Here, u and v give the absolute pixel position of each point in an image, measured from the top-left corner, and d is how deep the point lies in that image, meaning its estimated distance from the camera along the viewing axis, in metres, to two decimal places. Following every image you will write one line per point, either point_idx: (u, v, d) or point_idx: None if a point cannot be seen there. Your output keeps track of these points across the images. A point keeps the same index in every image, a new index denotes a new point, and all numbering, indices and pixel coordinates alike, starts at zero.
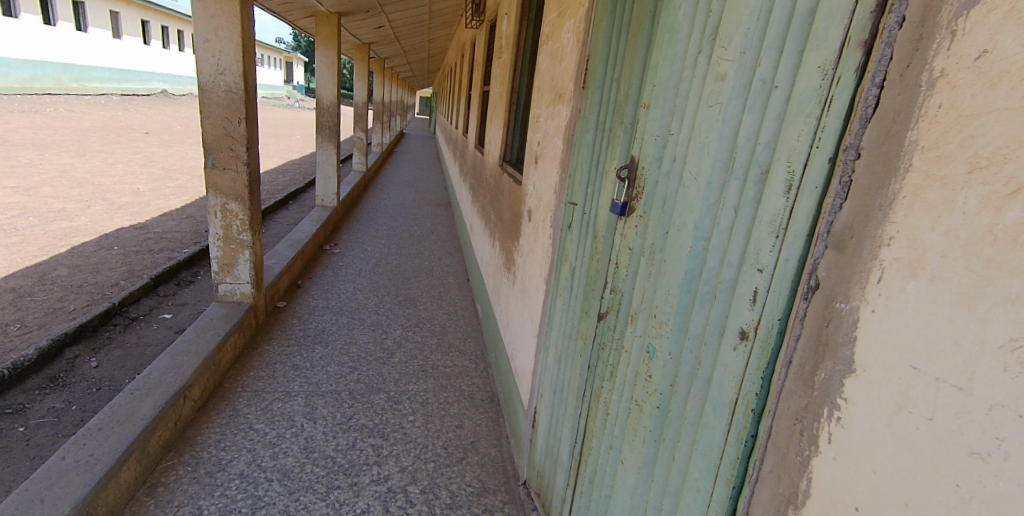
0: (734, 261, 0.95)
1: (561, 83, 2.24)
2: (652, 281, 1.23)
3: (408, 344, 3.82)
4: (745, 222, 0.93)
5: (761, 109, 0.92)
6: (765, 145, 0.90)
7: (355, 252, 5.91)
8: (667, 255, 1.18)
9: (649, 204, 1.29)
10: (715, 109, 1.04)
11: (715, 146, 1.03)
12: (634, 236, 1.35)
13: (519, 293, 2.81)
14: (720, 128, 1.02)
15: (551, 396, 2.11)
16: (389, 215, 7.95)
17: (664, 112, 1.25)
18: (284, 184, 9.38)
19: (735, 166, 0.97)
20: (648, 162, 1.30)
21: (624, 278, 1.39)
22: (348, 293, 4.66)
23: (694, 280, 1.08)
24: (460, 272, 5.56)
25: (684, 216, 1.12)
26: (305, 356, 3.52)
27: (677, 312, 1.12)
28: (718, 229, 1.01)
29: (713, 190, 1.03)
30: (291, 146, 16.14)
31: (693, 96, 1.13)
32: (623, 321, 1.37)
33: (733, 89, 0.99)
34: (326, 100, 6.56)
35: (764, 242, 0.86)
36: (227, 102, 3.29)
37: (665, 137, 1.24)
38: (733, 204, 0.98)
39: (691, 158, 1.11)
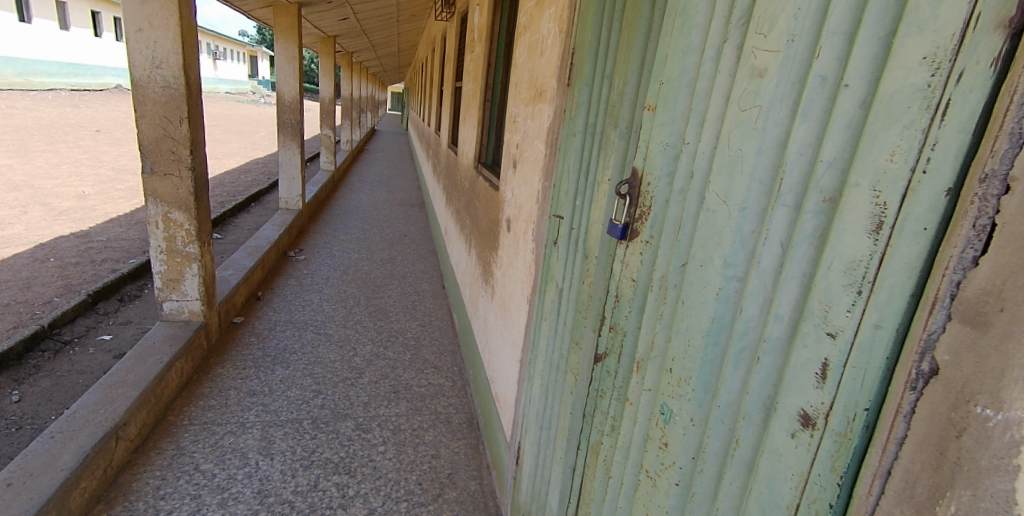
0: (786, 315, 0.73)
1: (541, 78, 1.99)
2: (667, 325, 1.00)
3: (379, 362, 3.53)
4: (802, 265, 0.71)
5: (822, 113, 0.69)
6: (828, 163, 0.68)
7: (322, 258, 5.56)
8: (685, 294, 0.95)
9: (659, 228, 1.06)
10: (751, 113, 0.81)
11: (752, 161, 0.80)
12: (639, 266, 1.11)
13: (498, 309, 2.57)
14: (759, 137, 0.79)
15: (538, 433, 1.88)
16: (359, 217, 7.59)
17: (676, 116, 1.02)
18: (246, 185, 8.90)
19: (782, 189, 0.75)
20: (656, 176, 1.07)
21: (627, 314, 1.15)
22: (313, 305, 4.33)
23: (724, 330, 0.85)
24: (435, 278, 5.28)
25: (708, 248, 0.89)
26: (262, 379, 3.18)
27: (700, 369, 0.89)
28: (757, 270, 0.79)
29: (749, 218, 0.81)
30: (256, 144, 15.49)
31: (717, 96, 0.90)
32: (628, 368, 1.14)
33: (777, 86, 0.76)
34: (287, 96, 6.16)
35: (834, 300, 0.64)
36: (165, 99, 2.93)
37: (679, 147, 1.01)
38: (779, 238, 0.75)
39: (716, 175, 0.88)
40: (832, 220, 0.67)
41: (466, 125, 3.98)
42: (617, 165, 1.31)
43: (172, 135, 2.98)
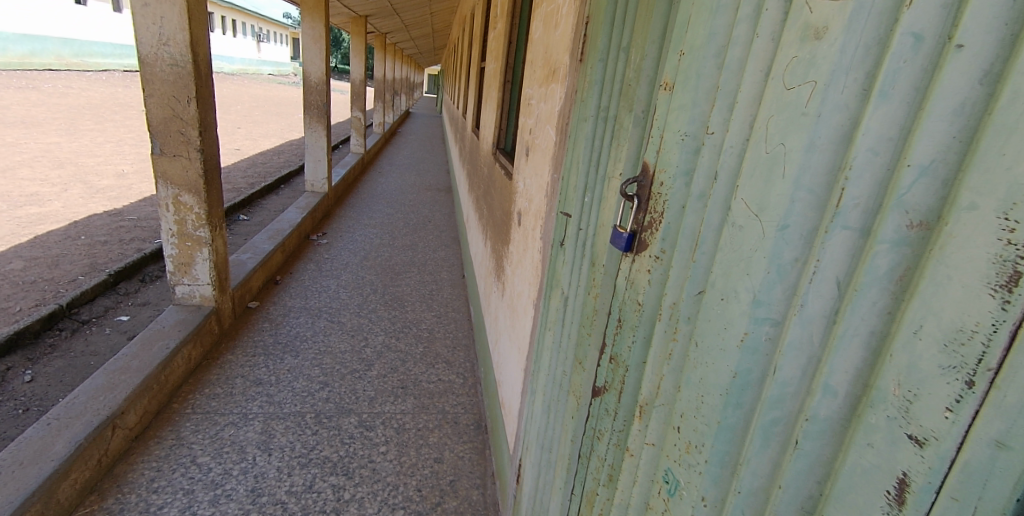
0: (841, 390, 0.51)
1: (555, 55, 1.75)
2: (677, 366, 0.79)
3: (390, 353, 3.37)
4: (870, 321, 0.49)
5: (913, 90, 0.47)
6: (920, 170, 0.45)
7: (344, 242, 5.48)
8: (699, 329, 0.73)
9: (674, 240, 0.83)
10: (802, 91, 0.57)
11: (800, 162, 0.57)
12: (647, 286, 0.89)
13: (508, 309, 2.37)
14: (810, 126, 0.56)
15: (538, 452, 1.68)
16: (385, 200, 7.50)
17: (699, 97, 0.78)
18: (278, 166, 8.95)
19: (844, 203, 0.52)
20: (672, 173, 0.83)
21: (631, 345, 0.94)
22: (329, 291, 4.22)
23: (752, 389, 0.63)
24: (455, 266, 5.12)
25: (731, 277, 0.67)
26: (270, 367, 3.08)
27: (716, 436, 0.67)
28: (800, 318, 0.57)
29: (791, 243, 0.59)
30: (292, 125, 15.66)
31: (753, 69, 0.67)
32: (630, 410, 0.93)
33: (841, 54, 0.53)
34: (314, 77, 6.05)
35: (921, 387, 0.42)
36: (173, 78, 2.83)
37: (700, 138, 0.78)
38: (836, 275, 0.53)
39: (747, 179, 0.65)
40: (923, 256, 0.45)
41: (487, 108, 3.76)
42: (629, 157, 1.08)
43: (180, 115, 2.90)
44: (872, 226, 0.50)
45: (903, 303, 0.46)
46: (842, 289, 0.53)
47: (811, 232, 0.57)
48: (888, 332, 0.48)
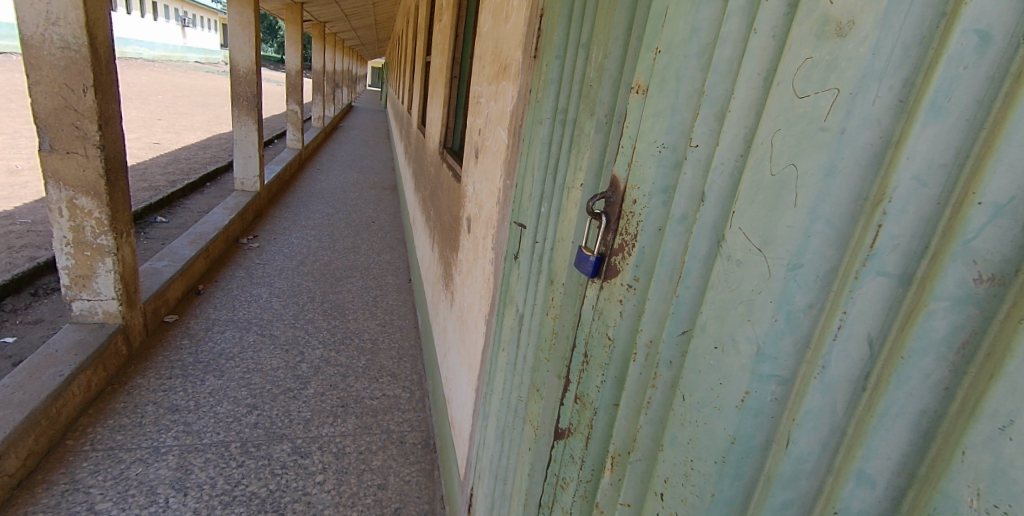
0: (882, 481, 0.41)
1: (506, 51, 1.62)
2: (658, 417, 0.68)
3: (329, 368, 3.11)
4: (922, 398, 0.38)
5: (975, 103, 0.37)
6: (994, 209, 0.35)
7: (278, 245, 5.09)
8: (684, 376, 0.62)
9: (649, 267, 0.72)
10: (820, 100, 0.46)
11: (818, 188, 0.47)
12: (618, 318, 0.77)
13: (457, 321, 2.22)
14: (831, 143, 0.45)
15: (490, 482, 1.54)
16: (324, 200, 7.09)
17: (679, 102, 0.67)
18: (203, 163, 8.28)
19: (879, 243, 0.42)
20: (647, 189, 0.72)
21: (600, 385, 0.81)
22: (261, 300, 3.87)
23: (756, 456, 0.53)
24: (401, 270, 4.87)
25: (727, 323, 0.56)
26: (189, 391, 2.75)
27: (710, 511, 0.57)
28: (820, 382, 0.46)
29: (805, 286, 0.48)
30: (221, 118, 14.63)
31: (750, 73, 0.56)
32: (600, 460, 0.81)
33: (872, 57, 0.43)
34: (242, 66, 5.54)
35: (1017, 501, 0.32)
36: (64, 63, 2.45)
37: (681, 150, 0.67)
38: (867, 332, 0.43)
39: (746, 203, 0.54)
40: (998, 321, 0.35)
41: (433, 105, 3.56)
42: (592, 166, 0.96)
43: (74, 106, 2.52)
44: (916, 272, 0.40)
45: (971, 379, 0.36)
46: (876, 350, 0.43)
47: (829, 273, 0.47)
48: (946, 412, 0.38)
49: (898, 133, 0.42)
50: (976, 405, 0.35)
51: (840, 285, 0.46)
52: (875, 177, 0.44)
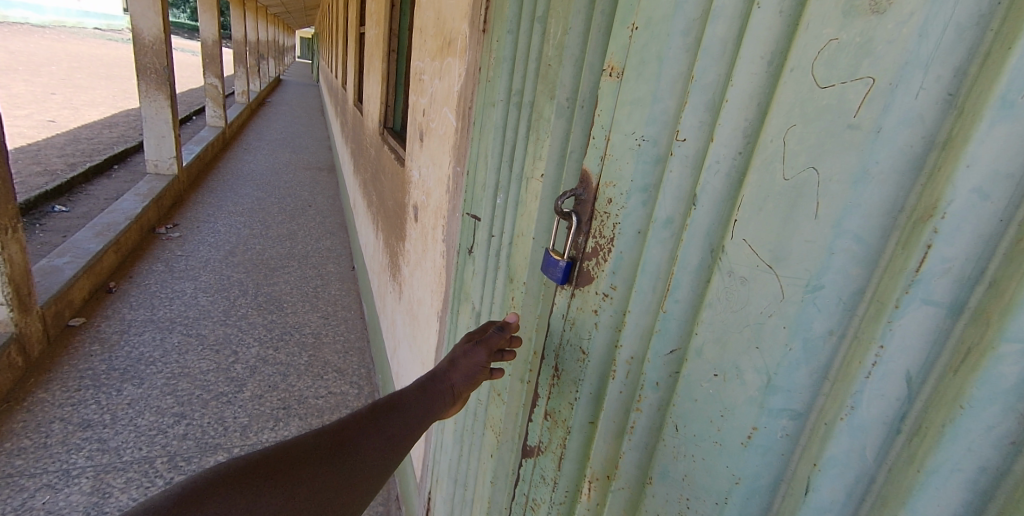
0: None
1: (450, 23, 1.47)
2: (645, 442, 0.61)
3: (266, 368, 2.87)
4: (983, 453, 0.33)
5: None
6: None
7: (202, 234, 4.67)
8: (677, 401, 0.56)
9: (628, 275, 0.64)
10: (849, 92, 0.39)
11: (845, 198, 0.39)
12: (594, 331, 0.69)
13: (406, 315, 2.09)
14: (862, 144, 0.38)
15: (448, 486, 1.45)
16: (253, 182, 6.58)
17: (662, 87, 0.58)
18: (109, 143, 7.44)
19: (926, 267, 0.35)
20: (624, 187, 0.63)
21: (573, 402, 0.74)
22: (185, 295, 3.53)
23: (763, 497, 0.48)
24: (342, 257, 4.61)
25: (729, 349, 0.49)
26: (103, 403, 2.45)
27: None
28: (846, 423, 0.40)
29: (825, 311, 0.42)
30: (128, 92, 13.20)
31: (751, 56, 0.48)
32: (575, 483, 0.75)
33: (919, 40, 0.35)
34: (146, 34, 4.94)
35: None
36: None
37: (664, 143, 0.59)
38: (905, 368, 0.37)
39: (751, 211, 0.47)
40: None
41: (370, 81, 3.31)
42: (553, 156, 0.86)
43: None
44: (969, 302, 0.34)
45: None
46: (915, 389, 0.37)
47: (854, 296, 0.40)
48: (1010, 470, 0.33)
49: (946, 134, 0.35)
50: None
51: (867, 311, 0.40)
52: (914, 186, 0.37)
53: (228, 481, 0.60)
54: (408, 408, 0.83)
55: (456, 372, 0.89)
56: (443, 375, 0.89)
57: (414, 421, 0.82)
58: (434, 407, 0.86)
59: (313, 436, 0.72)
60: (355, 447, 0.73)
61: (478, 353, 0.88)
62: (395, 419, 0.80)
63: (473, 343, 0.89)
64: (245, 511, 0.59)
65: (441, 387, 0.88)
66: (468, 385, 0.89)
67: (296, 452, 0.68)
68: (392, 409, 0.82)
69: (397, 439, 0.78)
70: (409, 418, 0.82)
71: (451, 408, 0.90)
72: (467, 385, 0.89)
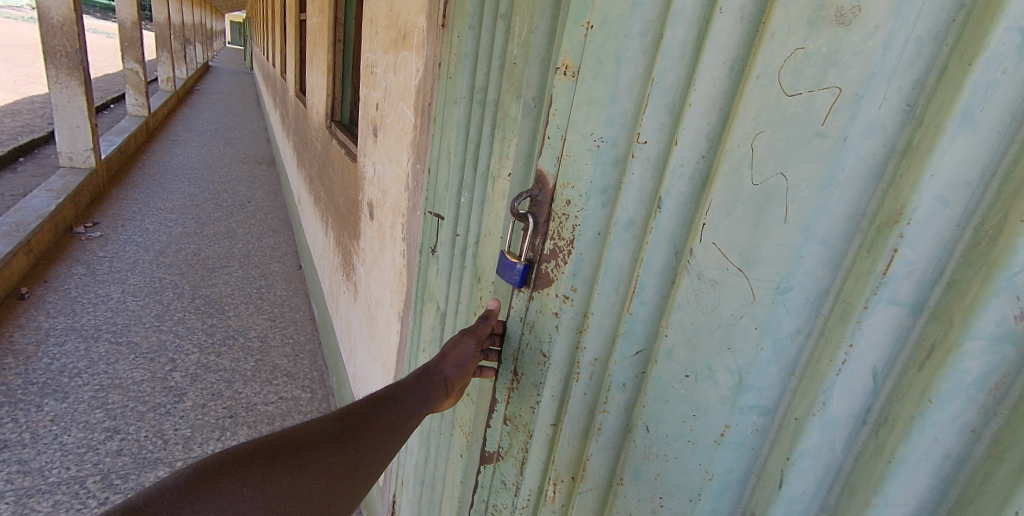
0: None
1: (405, 16, 1.43)
2: (612, 443, 0.64)
3: (209, 375, 2.71)
4: (947, 441, 0.37)
5: (1009, 115, 0.33)
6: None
7: (127, 233, 4.32)
8: (646, 401, 0.58)
9: (589, 277, 0.64)
10: (816, 100, 0.41)
11: (814, 204, 0.41)
12: (554, 334, 0.69)
13: (363, 315, 2.03)
14: (831, 151, 0.40)
15: (415, 489, 1.43)
16: (184, 176, 6.16)
17: (620, 88, 0.58)
18: (12, 133, 6.71)
19: (894, 270, 0.38)
20: (583, 188, 0.63)
21: (535, 405, 0.75)
22: (111, 300, 3.26)
23: (734, 489, 0.51)
24: (287, 256, 4.42)
25: (700, 351, 0.51)
26: (22, 421, 2.23)
27: None
28: (819, 419, 0.44)
29: (794, 310, 0.44)
30: (29, 75, 11.92)
31: (712, 61, 0.49)
32: (539, 485, 0.76)
33: (883, 52, 0.37)
34: (54, 13, 4.47)
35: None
36: None
37: (623, 145, 0.59)
38: (872, 364, 0.41)
39: (721, 215, 0.48)
40: None
41: (314, 72, 3.18)
42: (520, 156, 0.86)
43: None
44: (929, 301, 0.38)
45: (1001, 420, 0.35)
46: (879, 383, 0.41)
47: (820, 296, 0.43)
48: (968, 454, 0.36)
49: (905, 144, 0.38)
50: (1008, 449, 0.34)
51: (832, 310, 0.43)
52: (877, 192, 0.40)
53: (238, 464, 0.61)
54: (405, 397, 0.79)
55: (449, 363, 0.81)
56: (434, 367, 0.81)
57: (410, 412, 0.78)
58: (430, 399, 0.80)
59: (317, 420, 0.72)
60: (360, 434, 0.72)
61: (466, 343, 0.80)
62: (396, 406, 0.78)
63: (460, 334, 0.80)
64: (259, 487, 0.61)
65: (435, 380, 0.80)
66: (461, 377, 0.82)
67: (302, 435, 0.68)
68: (389, 399, 0.78)
69: (397, 425, 0.77)
70: (405, 408, 0.78)
71: (446, 401, 0.84)
72: (460, 377, 0.81)
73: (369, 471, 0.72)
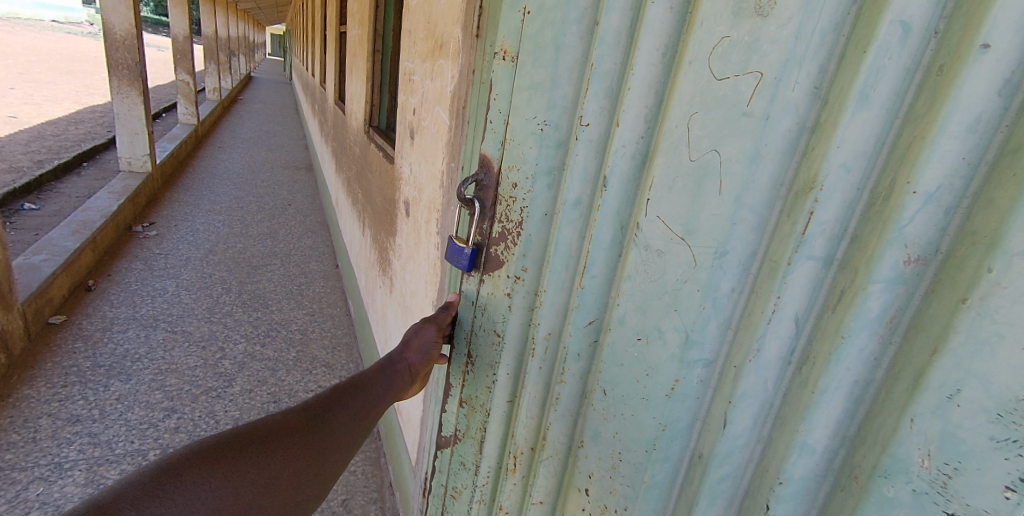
0: (819, 447, 0.50)
1: (442, 27, 1.56)
2: (564, 412, 0.78)
3: (254, 364, 2.89)
4: (856, 372, 0.47)
5: (893, 94, 0.43)
6: (924, 197, 0.41)
7: (180, 232, 4.62)
8: (603, 367, 0.70)
9: (538, 256, 0.77)
10: (741, 84, 0.50)
11: (741, 176, 0.52)
12: (508, 313, 0.81)
13: (398, 308, 2.16)
14: (756, 129, 0.50)
15: None
16: (230, 181, 6.51)
17: (560, 72, 0.69)
18: (78, 140, 7.24)
19: (810, 230, 0.48)
20: (529, 170, 0.74)
21: (490, 385, 0.88)
22: (167, 294, 3.51)
23: (682, 437, 0.63)
24: (326, 256, 4.62)
25: (650, 313, 0.62)
26: (89, 399, 2.45)
27: (637, 499, 0.68)
28: (755, 364, 0.55)
29: (730, 272, 0.55)
30: (93, 88, 12.79)
31: (647, 47, 0.60)
32: (496, 462, 0.93)
33: (794, 42, 0.46)
34: (118, 29, 4.84)
35: (966, 460, 0.39)
36: None
37: (565, 126, 0.71)
38: (794, 312, 0.51)
39: (662, 189, 0.58)
40: (919, 297, 0.42)
41: (353, 80, 3.36)
42: None
43: None
44: (837, 255, 0.48)
45: (894, 352, 0.45)
46: (802, 328, 0.51)
47: (750, 257, 0.54)
48: (872, 382, 0.47)
49: (815, 119, 0.48)
50: (904, 364, 0.43)
51: (761, 269, 0.53)
52: (792, 163, 0.50)
53: (203, 457, 0.69)
54: (368, 389, 0.90)
55: (412, 350, 0.93)
56: (398, 356, 0.92)
57: (376, 400, 0.89)
58: (396, 385, 0.92)
59: (282, 414, 0.81)
60: (325, 422, 0.82)
61: (428, 329, 0.93)
62: (361, 394, 0.88)
63: (422, 322, 0.94)
64: (225, 476, 0.69)
65: (398, 368, 0.91)
66: (424, 362, 0.93)
67: (268, 428, 0.77)
68: (355, 388, 0.89)
69: (362, 413, 0.87)
70: (371, 397, 0.89)
71: (410, 388, 0.95)
72: (423, 362, 0.93)
73: (335, 457, 0.82)
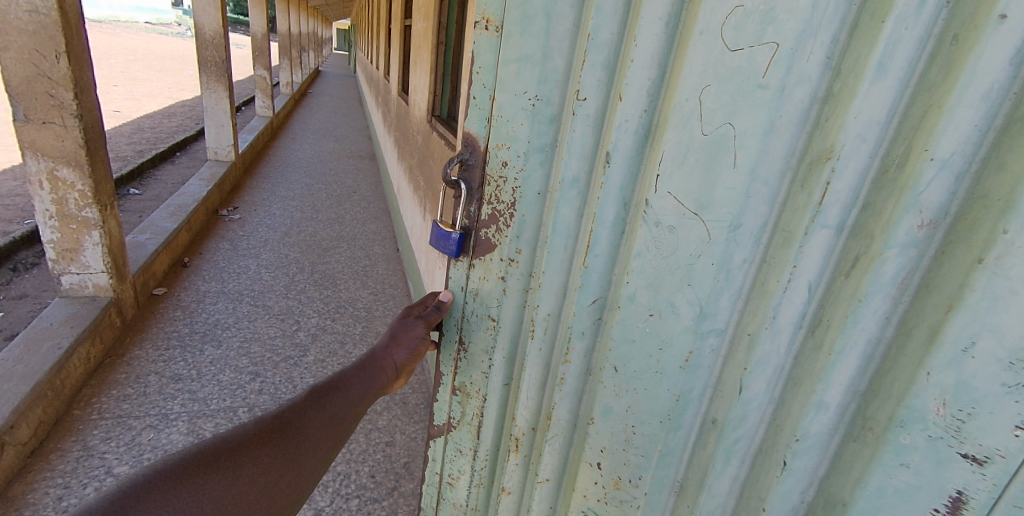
0: (834, 402, 0.63)
1: None
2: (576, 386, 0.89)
3: (325, 336, 3.15)
4: (868, 328, 0.59)
5: (903, 63, 0.54)
6: (941, 163, 0.51)
7: (259, 217, 5.01)
8: (612, 344, 0.81)
9: (530, 237, 0.87)
10: (757, 54, 0.60)
11: (757, 148, 0.63)
12: (502, 298, 0.92)
13: None
14: (772, 100, 0.61)
15: None
16: (302, 169, 6.94)
17: (552, 43, 0.76)
18: (170, 132, 7.94)
19: (827, 199, 0.60)
20: (520, 148, 0.82)
21: (486, 370, 0.99)
22: (249, 271, 3.85)
23: (697, 401, 0.77)
24: (388, 240, 4.88)
25: (663, 289, 0.73)
26: (189, 361, 2.77)
27: (657, 461, 0.82)
28: (771, 328, 0.67)
29: (743, 244, 0.68)
30: (180, 83, 13.86)
31: (650, 16, 0.68)
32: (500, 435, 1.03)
33: (811, 10, 0.57)
34: (207, 28, 5.27)
35: (977, 405, 0.50)
36: (33, 28, 2.36)
37: (558, 98, 0.79)
38: (808, 279, 0.64)
39: (673, 163, 0.68)
40: (932, 255, 0.54)
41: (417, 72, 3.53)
42: None
43: (47, 74, 2.45)
44: (848, 221, 0.60)
45: (903, 308, 0.56)
46: (814, 291, 0.64)
47: (763, 228, 0.66)
48: (884, 335, 0.58)
49: (828, 88, 0.59)
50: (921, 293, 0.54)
51: (774, 240, 0.66)
52: (804, 132, 0.62)
53: (169, 478, 0.69)
54: (345, 391, 0.92)
55: (398, 348, 0.98)
56: (384, 352, 0.97)
57: (352, 402, 0.91)
58: (375, 383, 0.95)
59: (248, 426, 0.81)
60: (298, 431, 0.84)
61: (417, 326, 0.98)
62: (338, 396, 0.90)
63: (413, 319, 0.99)
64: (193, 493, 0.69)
65: (381, 365, 0.96)
66: (410, 357, 0.98)
67: (230, 444, 0.77)
68: (332, 389, 0.91)
69: (337, 417, 0.89)
70: (346, 400, 0.91)
71: (394, 382, 1.00)
72: (409, 358, 0.98)
73: (309, 465, 0.83)
